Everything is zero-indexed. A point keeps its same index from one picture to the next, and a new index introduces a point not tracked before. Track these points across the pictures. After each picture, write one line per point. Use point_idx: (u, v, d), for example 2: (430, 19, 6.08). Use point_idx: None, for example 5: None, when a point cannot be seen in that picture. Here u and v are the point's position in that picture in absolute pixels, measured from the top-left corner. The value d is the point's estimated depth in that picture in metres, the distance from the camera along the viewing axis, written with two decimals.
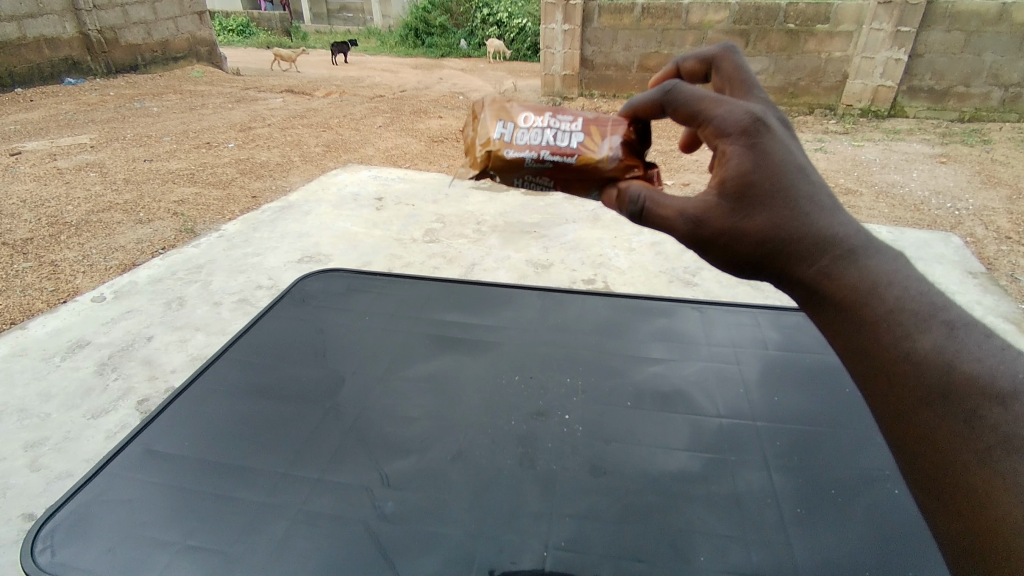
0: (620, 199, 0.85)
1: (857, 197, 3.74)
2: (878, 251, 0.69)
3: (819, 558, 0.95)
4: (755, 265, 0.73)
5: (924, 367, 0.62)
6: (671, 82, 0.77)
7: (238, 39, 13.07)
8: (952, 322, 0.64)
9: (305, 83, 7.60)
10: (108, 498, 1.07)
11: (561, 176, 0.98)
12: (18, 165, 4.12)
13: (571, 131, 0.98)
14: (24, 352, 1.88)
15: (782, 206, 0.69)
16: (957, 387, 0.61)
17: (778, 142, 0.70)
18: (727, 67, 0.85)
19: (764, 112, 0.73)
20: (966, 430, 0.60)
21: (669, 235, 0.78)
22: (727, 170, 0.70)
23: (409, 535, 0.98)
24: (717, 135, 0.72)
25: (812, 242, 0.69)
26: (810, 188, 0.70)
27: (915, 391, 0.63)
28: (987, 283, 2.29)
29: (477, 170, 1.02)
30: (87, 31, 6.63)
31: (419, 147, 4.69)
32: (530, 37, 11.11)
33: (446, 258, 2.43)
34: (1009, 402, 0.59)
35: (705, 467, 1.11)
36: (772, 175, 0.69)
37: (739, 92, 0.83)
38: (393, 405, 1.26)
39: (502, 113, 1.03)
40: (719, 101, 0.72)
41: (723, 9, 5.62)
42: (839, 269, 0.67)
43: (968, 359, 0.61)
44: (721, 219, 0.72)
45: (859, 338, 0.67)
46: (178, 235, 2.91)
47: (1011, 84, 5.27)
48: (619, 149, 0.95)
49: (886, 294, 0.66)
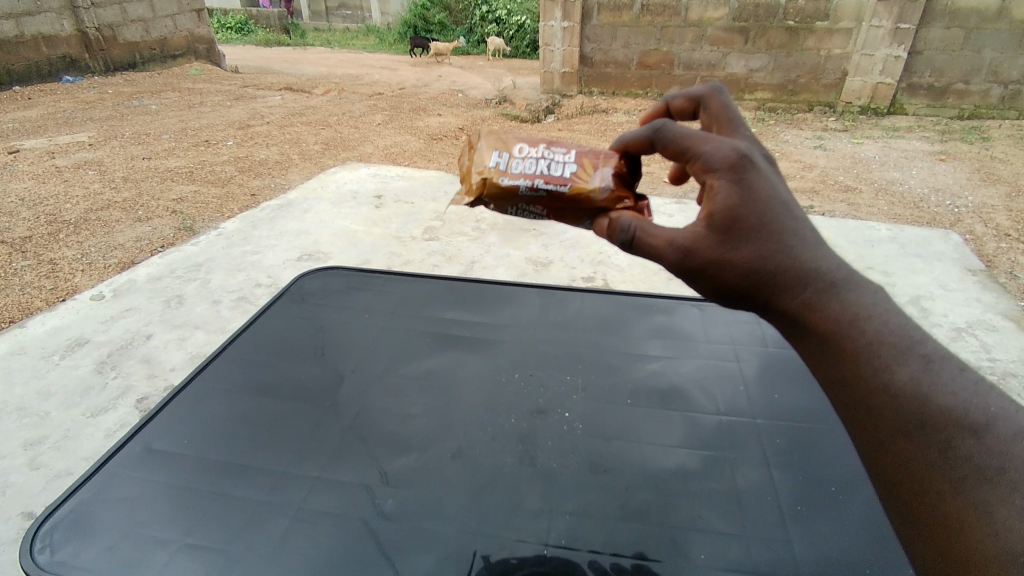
0: (609, 228, 0.84)
1: (857, 194, 3.75)
2: (860, 284, 0.70)
3: (818, 556, 0.95)
4: (741, 296, 0.73)
5: (902, 399, 0.65)
6: (659, 119, 0.78)
7: (237, 37, 13.07)
8: (928, 355, 0.67)
9: (304, 80, 7.59)
10: (109, 496, 1.06)
11: (555, 204, 0.98)
12: (17, 163, 4.10)
13: (564, 162, 0.97)
14: (23, 352, 1.87)
15: (766, 240, 0.70)
16: (932, 419, 0.64)
17: (764, 178, 0.71)
18: (714, 105, 0.84)
19: (749, 149, 0.74)
20: (941, 460, 0.63)
21: (657, 264, 0.77)
22: (715, 204, 0.71)
23: (408, 534, 0.98)
24: (705, 170, 0.72)
25: (796, 275, 0.70)
26: (795, 223, 0.71)
27: (892, 422, 0.66)
28: (986, 281, 2.28)
29: (472, 197, 1.00)
30: (86, 29, 6.61)
31: (418, 145, 4.69)
32: (529, 35, 11.12)
33: (445, 255, 2.43)
34: (981, 433, 0.62)
35: (704, 464, 1.12)
36: (758, 210, 0.70)
37: (725, 131, 0.82)
38: (393, 404, 1.26)
39: (497, 142, 1.02)
40: (707, 137, 0.73)
41: (722, 6, 5.61)
42: (822, 302, 0.69)
43: (942, 392, 0.64)
44: (710, 250, 0.71)
45: (842, 370, 0.69)
46: (178, 233, 2.90)
47: (1010, 81, 5.28)
48: (611, 179, 0.94)
49: (866, 327, 0.68)
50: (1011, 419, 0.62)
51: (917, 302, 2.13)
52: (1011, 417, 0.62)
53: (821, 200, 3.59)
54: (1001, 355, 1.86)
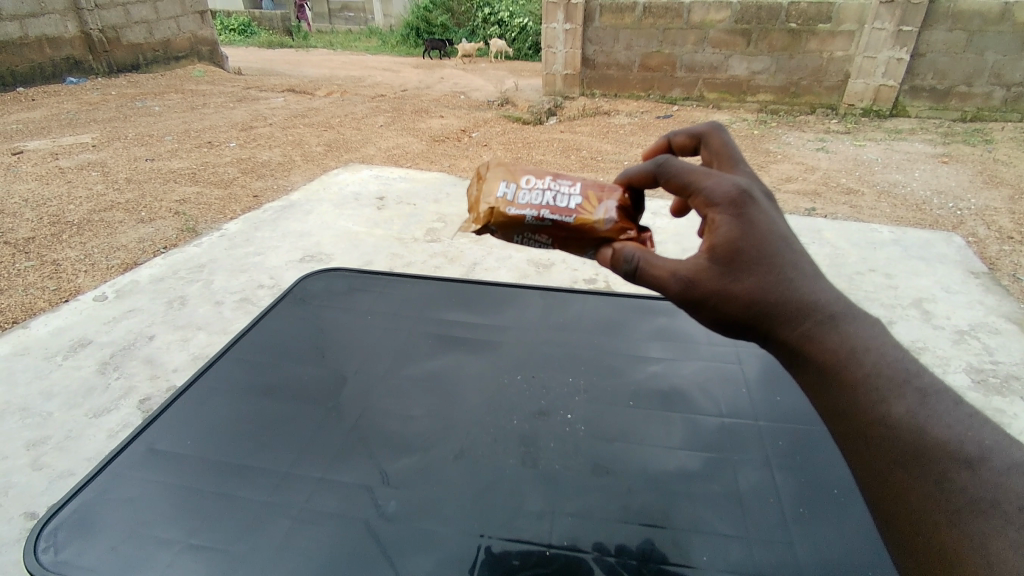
0: (611, 258, 0.83)
1: (859, 196, 3.75)
2: (857, 317, 0.73)
3: (821, 558, 0.95)
4: (741, 326, 0.75)
5: (899, 430, 0.67)
6: (662, 155, 0.79)
7: (241, 39, 13.12)
8: (924, 389, 0.69)
9: (306, 82, 7.61)
10: (112, 496, 1.07)
11: (559, 234, 0.96)
12: (20, 164, 4.11)
13: (570, 193, 0.96)
14: (26, 352, 1.88)
15: (766, 272, 0.71)
16: (929, 450, 0.66)
17: (763, 213, 0.73)
18: (715, 143, 0.86)
19: (749, 185, 0.75)
20: (936, 491, 0.66)
21: (659, 294, 0.78)
22: (715, 237, 0.72)
23: (410, 534, 0.98)
24: (706, 204, 0.74)
25: (796, 307, 0.72)
26: (794, 257, 0.73)
27: (890, 453, 0.68)
28: (989, 284, 2.27)
29: (479, 225, 0.99)
30: (89, 30, 6.63)
31: (420, 147, 4.69)
32: (531, 37, 11.15)
33: (447, 257, 2.43)
34: (975, 466, 0.64)
35: (705, 466, 1.12)
36: (758, 243, 0.71)
37: (727, 167, 0.84)
38: (395, 405, 1.26)
39: (504, 172, 1.00)
40: (708, 174, 0.74)
41: (724, 8, 5.61)
42: (820, 334, 0.72)
43: (938, 426, 0.66)
44: (711, 281, 0.73)
45: (841, 401, 0.71)
46: (180, 235, 2.91)
47: (1013, 84, 5.27)
48: (614, 213, 0.93)
49: (864, 359, 0.70)
50: (1005, 451, 0.64)
51: (919, 305, 2.12)
52: (1007, 450, 0.64)
53: (823, 203, 3.58)
54: (1004, 358, 1.86)
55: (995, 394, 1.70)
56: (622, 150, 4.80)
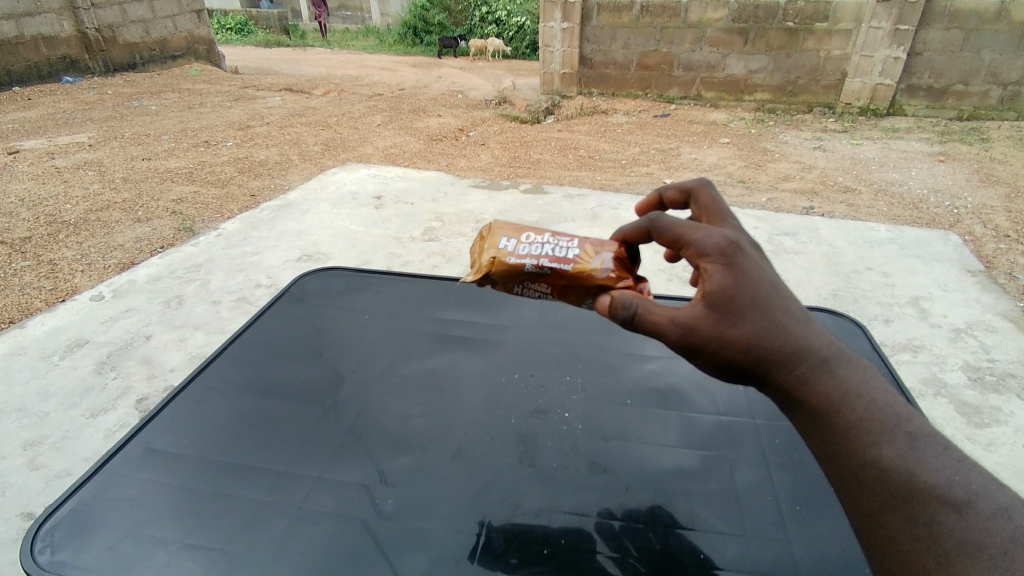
0: (608, 305, 0.82)
1: (856, 195, 3.76)
2: (849, 361, 0.74)
3: (817, 557, 0.95)
4: (739, 372, 0.75)
5: (890, 472, 0.67)
6: (653, 212, 0.81)
7: (237, 38, 13.08)
8: (914, 433, 0.68)
9: (303, 81, 7.58)
10: (109, 496, 1.07)
11: (558, 283, 0.95)
12: (16, 164, 4.09)
13: (569, 245, 0.95)
14: (23, 352, 1.87)
15: (761, 317, 0.72)
16: (918, 493, 0.65)
17: (754, 263, 0.74)
18: (704, 198, 0.87)
19: (737, 237, 0.77)
20: (926, 533, 0.64)
21: (658, 340, 0.77)
22: (710, 285, 0.73)
23: (408, 532, 0.98)
24: (698, 254, 0.75)
25: (790, 352, 0.73)
26: (786, 304, 0.74)
27: (880, 494, 0.67)
28: (986, 281, 2.28)
29: (480, 276, 0.98)
30: (85, 29, 6.61)
31: (418, 146, 4.69)
32: (529, 36, 11.22)
33: (445, 256, 2.43)
34: (963, 510, 0.62)
35: (703, 463, 1.12)
36: (751, 291, 0.72)
37: (716, 221, 0.84)
38: (392, 405, 1.26)
39: (505, 227, 1.00)
40: (698, 227, 0.76)
41: (722, 7, 5.61)
42: (815, 378, 0.72)
43: (927, 470, 0.66)
44: (709, 327, 0.73)
45: (835, 444, 0.71)
46: (177, 234, 2.90)
47: (1009, 82, 5.28)
48: (611, 263, 0.92)
49: (857, 403, 0.71)
50: (992, 496, 0.63)
51: (916, 304, 2.13)
52: (993, 495, 0.63)
53: (821, 202, 3.59)
54: (1000, 356, 1.86)
55: (992, 392, 1.71)
56: (620, 148, 4.80)
